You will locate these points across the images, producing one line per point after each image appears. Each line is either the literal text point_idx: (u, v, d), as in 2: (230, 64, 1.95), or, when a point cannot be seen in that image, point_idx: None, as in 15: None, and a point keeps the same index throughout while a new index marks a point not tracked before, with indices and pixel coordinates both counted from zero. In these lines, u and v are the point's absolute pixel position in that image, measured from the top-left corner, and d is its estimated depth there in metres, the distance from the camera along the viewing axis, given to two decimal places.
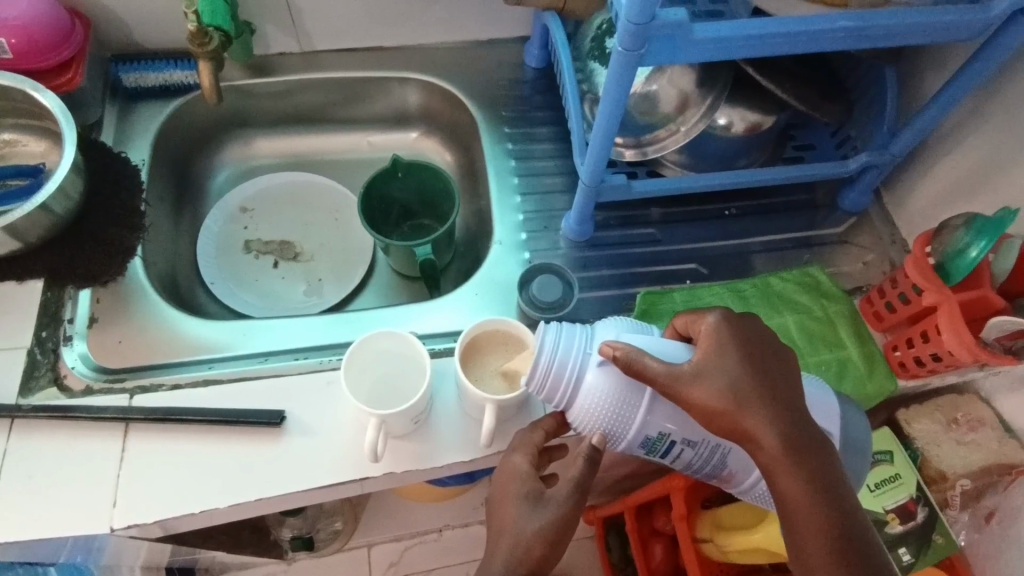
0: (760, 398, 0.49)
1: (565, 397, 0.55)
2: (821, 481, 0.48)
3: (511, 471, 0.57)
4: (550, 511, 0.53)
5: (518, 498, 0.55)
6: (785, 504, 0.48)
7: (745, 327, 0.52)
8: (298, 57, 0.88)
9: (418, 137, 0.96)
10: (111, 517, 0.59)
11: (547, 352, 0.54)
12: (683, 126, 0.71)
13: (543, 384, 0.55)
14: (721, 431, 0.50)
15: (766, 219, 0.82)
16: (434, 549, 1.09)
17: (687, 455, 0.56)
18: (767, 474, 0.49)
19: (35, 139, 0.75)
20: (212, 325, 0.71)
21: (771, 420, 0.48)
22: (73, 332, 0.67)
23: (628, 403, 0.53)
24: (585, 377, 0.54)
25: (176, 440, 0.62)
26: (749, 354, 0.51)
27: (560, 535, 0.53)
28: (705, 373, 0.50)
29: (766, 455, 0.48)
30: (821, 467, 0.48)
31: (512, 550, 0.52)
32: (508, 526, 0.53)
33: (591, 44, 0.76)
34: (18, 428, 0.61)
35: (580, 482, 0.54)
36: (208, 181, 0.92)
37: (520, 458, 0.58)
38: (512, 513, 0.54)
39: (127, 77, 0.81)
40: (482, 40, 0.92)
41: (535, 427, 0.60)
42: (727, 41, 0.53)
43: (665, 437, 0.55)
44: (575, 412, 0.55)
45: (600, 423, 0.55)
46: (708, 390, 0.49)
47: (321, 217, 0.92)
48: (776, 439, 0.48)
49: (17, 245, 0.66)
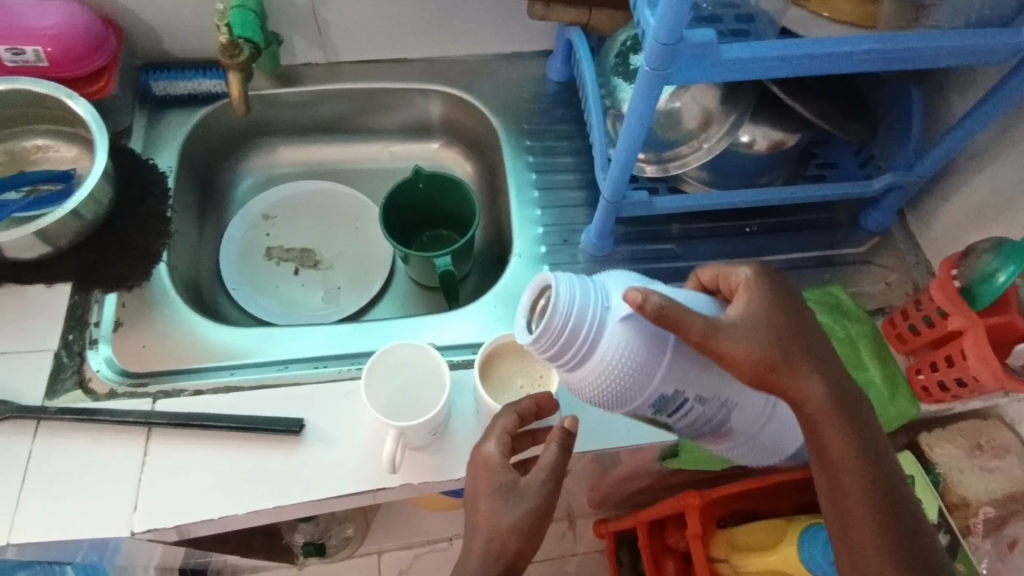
0: (803, 352, 0.49)
1: (576, 359, 0.47)
2: (864, 439, 0.48)
3: (484, 460, 0.54)
4: (527, 503, 0.51)
5: (491, 490, 0.52)
6: (828, 460, 0.48)
7: (781, 284, 0.51)
8: (323, 68, 0.89)
9: (440, 148, 0.97)
10: (132, 520, 0.59)
11: (559, 306, 0.46)
12: (706, 143, 0.71)
13: (551, 344, 0.46)
14: (761, 387, 0.48)
15: (786, 237, 0.82)
16: (441, 559, 1.08)
17: (695, 412, 0.52)
18: (809, 428, 0.49)
19: (67, 145, 0.76)
20: (234, 332, 0.72)
21: (816, 374, 0.48)
22: (99, 336, 0.68)
23: (648, 359, 0.48)
24: (601, 332, 0.47)
25: (196, 445, 0.63)
26: (788, 310, 0.50)
27: (537, 527, 0.51)
28: (749, 326, 0.48)
29: (810, 410, 0.48)
30: (863, 425, 0.48)
31: (488, 546, 0.50)
32: (485, 521, 0.51)
33: (615, 60, 0.76)
34: (44, 428, 0.62)
35: (555, 470, 0.52)
36: (232, 188, 0.93)
37: (492, 444, 0.54)
38: (487, 506, 0.51)
39: (158, 84, 0.83)
40: (505, 53, 0.93)
41: (506, 411, 0.56)
42: (753, 62, 0.53)
43: (676, 390, 0.50)
44: (586, 376, 0.48)
45: (613, 384, 0.48)
46: (753, 344, 0.47)
47: (343, 225, 0.93)
48: (821, 393, 0.48)
49: (46, 249, 0.68)
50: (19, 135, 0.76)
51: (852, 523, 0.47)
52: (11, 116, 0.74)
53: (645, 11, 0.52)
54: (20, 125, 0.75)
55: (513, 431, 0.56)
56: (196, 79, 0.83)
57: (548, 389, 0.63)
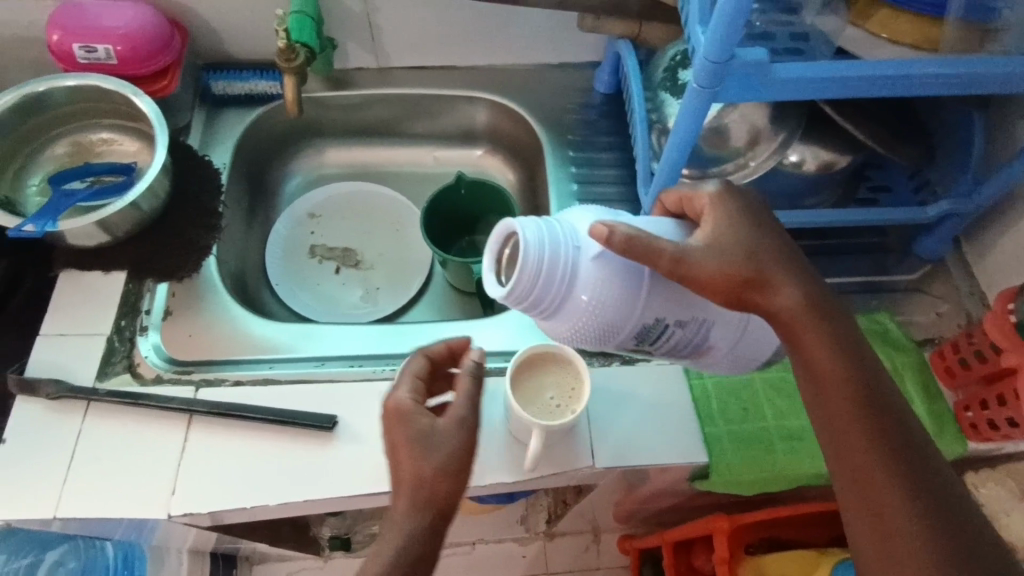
0: (772, 260, 0.48)
1: (553, 302, 0.47)
2: (847, 346, 0.46)
3: (395, 409, 0.51)
4: (448, 444, 0.49)
5: (410, 437, 0.49)
6: (813, 371, 0.46)
7: (746, 197, 0.50)
8: (374, 72, 0.91)
9: (483, 155, 0.98)
10: (169, 503, 0.61)
11: (528, 250, 0.45)
12: (752, 161, 0.71)
13: (528, 293, 0.46)
14: (737, 305, 0.47)
15: (832, 260, 0.80)
16: (465, 560, 1.16)
17: (676, 338, 0.51)
18: (789, 339, 0.47)
19: (130, 139, 0.80)
20: (275, 327, 0.74)
21: (790, 281, 0.47)
22: (148, 323, 0.71)
23: (627, 294, 0.48)
24: (575, 271, 0.46)
25: (233, 434, 0.65)
26: (754, 221, 0.49)
27: (464, 466, 0.49)
28: (716, 241, 0.47)
29: (786, 319, 0.47)
30: (845, 331, 0.47)
31: (416, 494, 0.47)
32: (408, 472, 0.48)
33: (663, 75, 0.76)
34: (93, 409, 0.65)
35: (472, 406, 0.52)
36: (281, 185, 0.96)
37: (404, 392, 0.52)
38: (407, 455, 0.48)
39: (217, 84, 0.87)
40: (553, 63, 0.93)
41: (416, 358, 0.55)
42: (805, 82, 0.52)
43: (656, 319, 0.49)
44: (565, 318, 0.48)
45: (594, 322, 0.48)
46: (720, 258, 0.47)
47: (385, 227, 0.94)
48: (795, 296, 0.47)
49: (105, 238, 0.71)
50: (86, 128, 0.79)
51: (847, 439, 0.44)
52: (81, 110, 0.78)
53: (697, 28, 0.52)
54: (89, 118, 0.79)
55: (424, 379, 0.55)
56: (252, 80, 0.86)
57: (579, 404, 0.63)
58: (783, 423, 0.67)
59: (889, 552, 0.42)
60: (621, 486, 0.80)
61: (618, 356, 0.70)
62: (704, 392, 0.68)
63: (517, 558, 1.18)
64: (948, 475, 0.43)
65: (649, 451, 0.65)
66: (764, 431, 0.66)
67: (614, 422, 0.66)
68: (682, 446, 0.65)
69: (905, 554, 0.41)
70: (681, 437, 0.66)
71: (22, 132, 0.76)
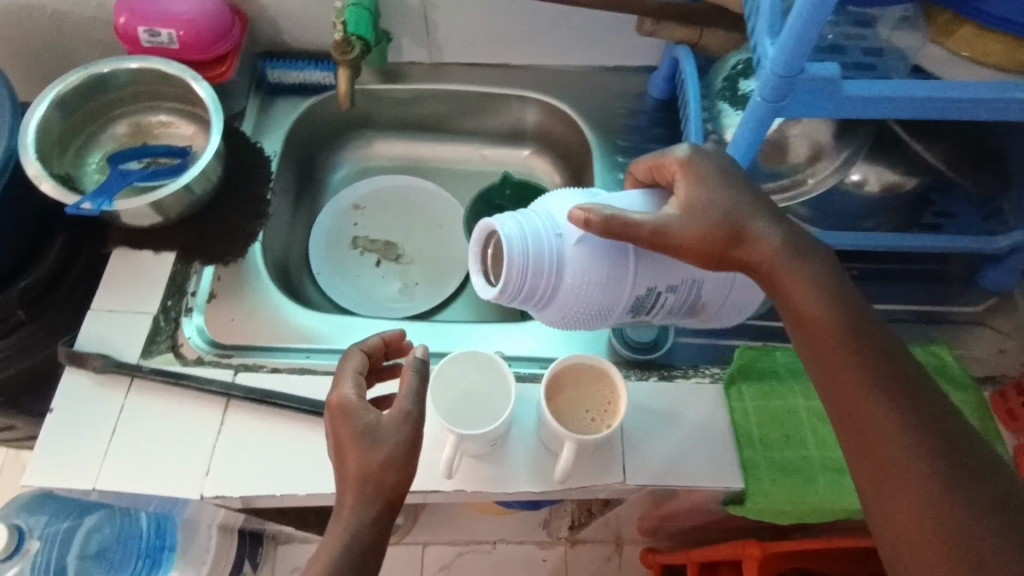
0: (748, 214, 0.51)
1: (548, 287, 0.51)
2: (826, 291, 0.49)
3: (339, 406, 0.51)
4: (390, 437, 0.49)
5: (354, 432, 0.49)
6: (800, 316, 0.49)
7: (716, 155, 0.53)
8: (426, 67, 0.91)
9: (530, 155, 0.97)
10: (203, 485, 0.63)
11: (512, 246, 0.50)
12: (812, 178, 0.69)
13: (520, 284, 0.51)
14: (722, 262, 0.50)
15: (889, 285, 0.76)
16: (485, 559, 1.16)
17: (670, 301, 0.56)
18: (773, 287, 0.50)
19: (186, 123, 0.82)
20: (314, 317, 0.75)
21: (764, 228, 0.50)
22: (194, 305, 0.73)
23: (613, 272, 0.52)
24: (559, 256, 0.51)
25: (268, 421, 0.66)
26: (727, 179, 0.51)
27: (408, 457, 0.49)
28: (695, 202, 0.50)
29: (767, 267, 0.50)
30: (823, 275, 0.50)
31: (363, 486, 0.48)
32: (353, 467, 0.49)
33: (722, 84, 0.74)
34: (136, 386, 0.66)
35: (415, 396, 0.52)
36: (328, 175, 0.97)
37: (346, 388, 0.52)
38: (351, 450, 0.49)
39: (273, 73, 0.88)
40: (608, 65, 0.91)
41: (352, 355, 0.56)
42: (877, 101, 0.50)
43: (648, 289, 0.54)
44: (563, 301, 0.52)
45: (591, 298, 0.53)
46: (699, 217, 0.50)
47: (428, 223, 0.94)
48: (772, 242, 0.50)
49: (157, 219, 0.73)
50: (146, 110, 0.81)
51: (839, 381, 0.47)
52: (142, 92, 0.79)
53: (765, 39, 0.50)
54: (148, 100, 0.81)
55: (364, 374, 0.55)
56: (307, 70, 0.88)
57: (615, 418, 0.62)
58: (825, 455, 0.64)
59: (890, 482, 0.43)
60: (650, 502, 0.79)
61: (656, 372, 0.70)
62: (743, 416, 0.66)
63: (538, 561, 1.17)
64: (936, 399, 0.45)
65: (682, 471, 0.64)
66: (805, 460, 0.64)
67: (648, 439, 0.65)
68: (717, 470, 0.64)
69: (904, 480, 0.43)
70: (715, 459, 0.65)
71: (86, 111, 0.78)
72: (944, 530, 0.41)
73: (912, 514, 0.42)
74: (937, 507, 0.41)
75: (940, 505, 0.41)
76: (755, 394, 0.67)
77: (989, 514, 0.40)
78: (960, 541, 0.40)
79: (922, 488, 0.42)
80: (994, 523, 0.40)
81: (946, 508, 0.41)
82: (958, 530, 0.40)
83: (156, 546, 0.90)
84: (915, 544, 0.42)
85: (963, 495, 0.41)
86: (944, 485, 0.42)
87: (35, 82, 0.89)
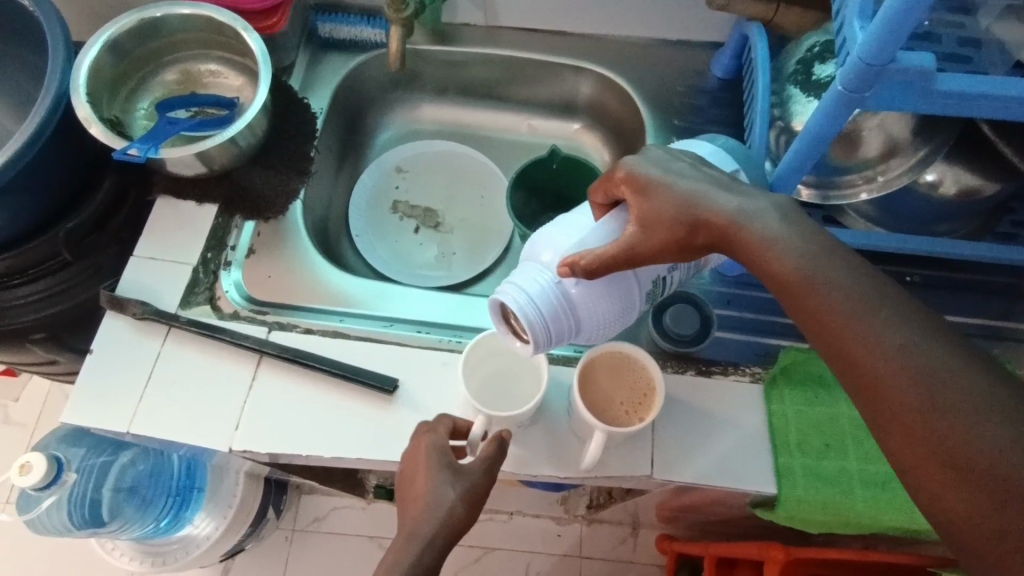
0: (696, 194, 0.49)
1: (572, 324, 0.55)
2: (785, 233, 0.45)
3: (425, 446, 0.56)
4: (465, 480, 0.54)
5: (437, 468, 0.54)
6: (767, 277, 0.46)
7: (653, 155, 0.53)
8: (481, 30, 0.88)
9: (580, 129, 0.94)
10: (232, 438, 0.63)
11: (522, 311, 0.52)
12: (882, 176, 0.64)
13: (548, 334, 0.54)
14: (687, 246, 0.50)
15: (952, 295, 0.72)
16: (501, 528, 1.18)
17: (675, 278, 0.59)
18: (736, 250, 0.48)
19: (235, 73, 0.81)
20: (350, 280, 0.74)
21: (711, 197, 0.49)
22: (233, 259, 0.73)
23: (619, 283, 0.55)
24: (564, 293, 0.54)
25: (300, 381, 0.66)
26: (669, 173, 0.51)
27: (476, 501, 0.54)
28: (648, 212, 0.50)
29: (725, 230, 0.48)
30: (777, 218, 0.47)
31: (429, 511, 0.52)
32: (426, 495, 0.53)
33: (795, 67, 0.69)
34: (173, 335, 0.67)
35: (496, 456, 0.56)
36: (373, 136, 0.95)
37: (435, 433, 0.57)
38: (429, 482, 0.54)
39: (323, 26, 0.86)
40: (669, 40, 0.87)
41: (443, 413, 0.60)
42: (972, 99, 0.46)
43: (654, 279, 0.57)
44: (590, 325, 0.56)
45: (614, 313, 0.56)
46: (652, 215, 0.50)
47: (470, 192, 0.93)
48: (720, 208, 0.48)
49: (202, 169, 0.73)
50: (196, 58, 0.81)
51: (814, 336, 0.43)
52: (193, 39, 0.79)
53: (855, 23, 0.46)
54: (199, 48, 0.80)
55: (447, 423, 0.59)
56: (359, 26, 0.85)
57: (648, 412, 0.60)
58: (865, 468, 0.61)
59: (884, 422, 0.40)
60: (673, 494, 0.77)
61: (692, 367, 0.68)
62: (782, 420, 0.64)
63: (552, 536, 1.18)
64: (918, 316, 0.40)
65: (712, 468, 0.63)
66: (844, 471, 0.61)
67: (680, 434, 0.64)
68: (751, 472, 0.63)
69: (897, 415, 0.39)
70: (747, 461, 0.63)
71: (137, 55, 0.77)
72: (945, 458, 0.37)
73: (911, 448, 0.38)
74: (937, 435, 0.37)
75: (938, 430, 0.37)
76: (799, 398, 0.65)
77: (994, 424, 0.36)
78: (968, 465, 0.36)
79: (914, 419, 0.38)
80: (1002, 430, 0.36)
81: (947, 431, 0.37)
82: (963, 451, 0.36)
83: (185, 486, 0.96)
84: (924, 477, 0.38)
85: (961, 409, 0.37)
86: (940, 406, 0.38)
87: (91, 20, 0.89)
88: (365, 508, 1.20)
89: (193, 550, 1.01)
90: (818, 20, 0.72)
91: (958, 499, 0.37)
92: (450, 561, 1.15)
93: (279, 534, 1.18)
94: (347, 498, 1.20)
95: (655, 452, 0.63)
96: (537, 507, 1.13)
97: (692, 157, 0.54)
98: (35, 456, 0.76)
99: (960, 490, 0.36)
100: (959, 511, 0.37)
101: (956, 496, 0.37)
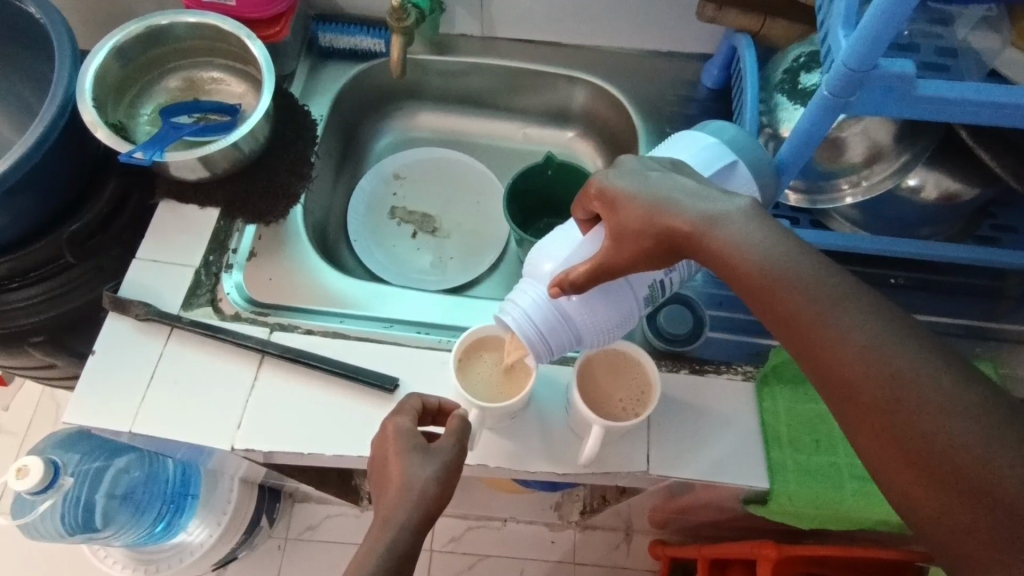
0: (665, 202, 0.50)
1: (571, 335, 0.58)
2: (748, 238, 0.46)
3: (394, 429, 0.57)
4: (438, 457, 0.55)
5: (406, 450, 0.55)
6: (737, 283, 0.47)
7: (624, 165, 0.54)
8: (478, 40, 0.91)
9: (575, 137, 0.96)
10: (234, 437, 0.64)
11: (519, 326, 0.58)
12: (867, 180, 0.66)
13: (547, 346, 0.58)
14: (663, 253, 0.51)
15: (935, 297, 0.74)
16: (494, 536, 1.18)
17: (671, 279, 0.61)
18: (704, 257, 0.48)
19: (237, 80, 0.82)
20: (351, 283, 0.75)
21: (678, 205, 0.49)
22: (234, 262, 0.74)
23: (613, 291, 0.57)
24: (558, 306, 0.57)
25: (301, 380, 0.67)
26: (636, 183, 0.52)
27: (450, 476, 0.54)
28: (618, 225, 0.52)
29: (693, 237, 0.49)
30: (743, 220, 0.47)
31: (402, 493, 0.52)
32: (398, 479, 0.53)
33: (782, 76, 0.71)
34: (175, 336, 0.68)
35: (460, 433, 0.57)
36: (372, 143, 0.97)
37: (401, 418, 0.58)
38: (400, 463, 0.54)
39: (324, 36, 0.88)
40: (660, 51, 0.90)
41: (412, 397, 0.61)
42: (951, 103, 0.48)
43: (650, 283, 0.59)
44: (590, 334, 0.59)
45: (611, 323, 0.58)
46: (625, 227, 0.51)
47: (467, 197, 0.94)
48: (686, 216, 0.49)
49: (205, 174, 0.74)
50: (200, 65, 0.82)
51: (783, 339, 0.45)
52: (196, 47, 0.80)
53: (839, 32, 0.49)
54: (202, 56, 0.82)
55: (419, 411, 0.60)
56: (358, 35, 0.87)
57: (646, 407, 0.62)
58: (854, 462, 0.63)
59: (855, 422, 0.41)
60: (666, 495, 0.79)
61: (687, 365, 0.69)
62: (774, 416, 0.66)
63: (546, 542, 1.18)
64: (880, 318, 0.41)
65: (705, 464, 0.64)
66: (835, 466, 0.63)
67: (677, 433, 0.65)
68: (748, 468, 0.64)
69: (866, 415, 0.41)
70: (743, 458, 0.64)
71: (142, 62, 0.79)
72: (914, 456, 0.39)
73: (880, 446, 0.40)
74: (906, 434, 0.39)
75: (905, 430, 0.39)
76: (791, 398, 0.67)
77: (956, 419, 0.38)
78: (934, 460, 0.38)
79: (880, 418, 0.40)
80: (967, 426, 0.37)
81: (914, 431, 0.39)
82: (927, 446, 0.38)
83: (180, 493, 0.96)
84: (895, 474, 0.40)
85: (928, 408, 0.38)
86: (909, 406, 0.39)
87: (94, 29, 0.91)
88: (358, 516, 1.20)
89: (187, 557, 1.01)
90: (802, 32, 0.75)
91: (927, 494, 0.38)
92: (443, 569, 1.15)
93: (271, 543, 1.17)
94: (341, 506, 1.20)
95: (651, 450, 0.64)
96: (531, 514, 1.14)
97: (664, 162, 0.54)
98: (33, 460, 0.76)
99: (929, 486, 0.38)
100: (930, 506, 0.39)
101: (922, 490, 0.39)
